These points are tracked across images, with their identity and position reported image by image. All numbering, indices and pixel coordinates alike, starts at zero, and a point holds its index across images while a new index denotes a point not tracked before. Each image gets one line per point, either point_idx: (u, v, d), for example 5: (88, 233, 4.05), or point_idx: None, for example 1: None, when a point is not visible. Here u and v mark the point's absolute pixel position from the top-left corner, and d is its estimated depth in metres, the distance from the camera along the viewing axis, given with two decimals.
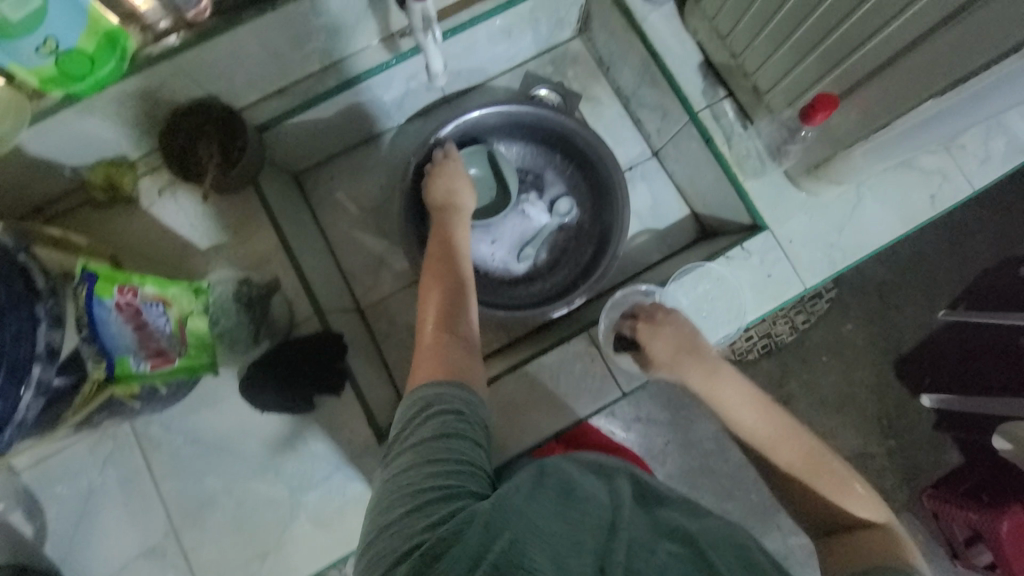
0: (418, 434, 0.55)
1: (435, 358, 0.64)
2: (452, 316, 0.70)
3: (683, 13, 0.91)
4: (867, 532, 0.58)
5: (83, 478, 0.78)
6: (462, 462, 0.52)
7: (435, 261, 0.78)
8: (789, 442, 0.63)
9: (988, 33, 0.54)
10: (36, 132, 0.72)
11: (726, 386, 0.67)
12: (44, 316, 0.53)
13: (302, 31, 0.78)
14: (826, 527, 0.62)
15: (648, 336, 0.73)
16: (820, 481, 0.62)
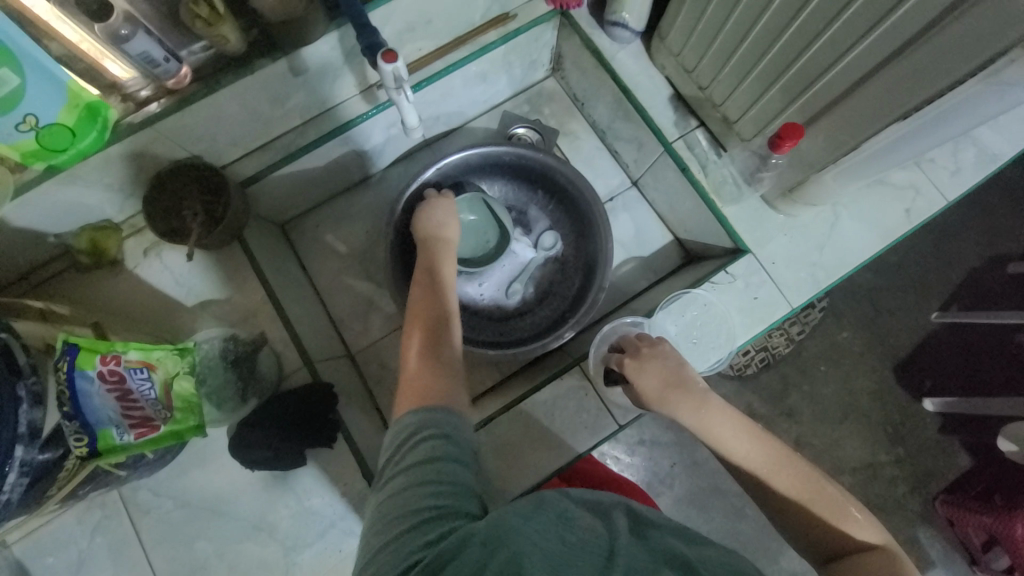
0: (407, 459, 0.53)
1: (417, 387, 0.62)
2: (436, 343, 0.69)
3: (650, 50, 0.95)
4: (866, 556, 0.57)
5: (70, 551, 0.76)
6: (454, 486, 0.51)
7: (420, 289, 0.77)
8: (782, 465, 0.62)
9: (936, 65, 0.56)
10: (19, 205, 0.73)
11: (716, 417, 0.65)
12: (26, 396, 0.52)
13: (281, 90, 0.81)
14: (825, 553, 0.60)
15: (635, 371, 0.71)
16: (817, 505, 0.60)
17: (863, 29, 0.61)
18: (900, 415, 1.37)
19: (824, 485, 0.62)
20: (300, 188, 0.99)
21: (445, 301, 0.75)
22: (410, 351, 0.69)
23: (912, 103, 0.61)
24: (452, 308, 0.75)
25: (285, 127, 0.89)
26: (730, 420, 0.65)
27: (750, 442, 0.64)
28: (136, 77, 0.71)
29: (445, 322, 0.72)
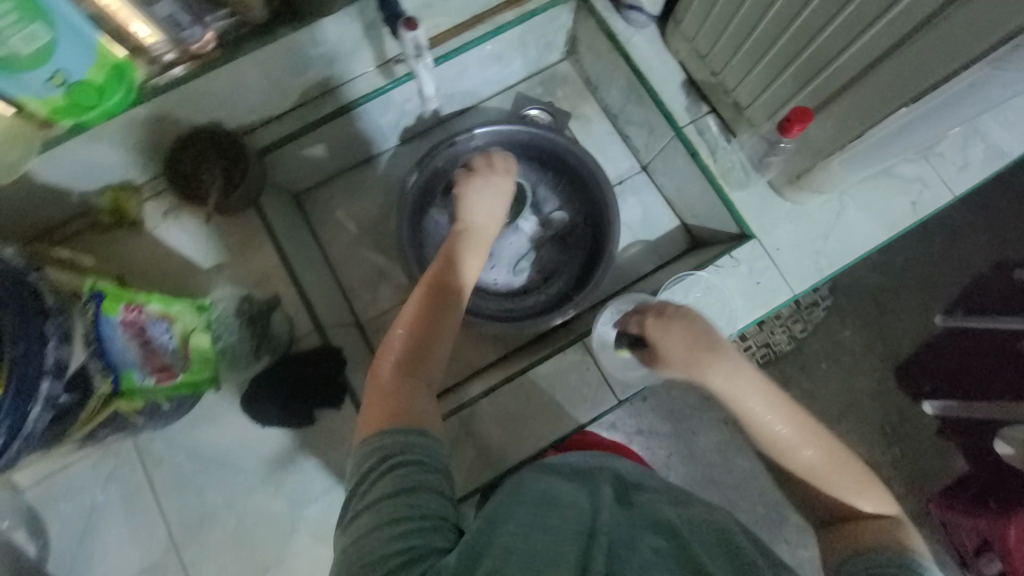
0: (375, 491, 0.51)
1: (390, 402, 0.60)
2: (422, 354, 0.67)
3: (664, 35, 0.96)
4: (871, 524, 0.59)
5: (86, 495, 0.80)
6: (426, 516, 0.50)
7: (422, 285, 0.73)
8: (803, 437, 0.63)
9: (942, 53, 0.58)
10: (45, 160, 0.75)
11: (748, 383, 0.64)
12: (54, 333, 0.54)
13: (301, 59, 0.83)
14: (831, 516, 0.62)
15: (659, 333, 0.67)
16: (831, 476, 0.62)
17: (876, 12, 0.62)
18: (899, 414, 1.38)
19: (842, 456, 0.63)
20: (315, 160, 1.01)
21: (447, 306, 0.71)
22: (392, 352, 0.67)
23: (918, 88, 0.62)
24: (453, 314, 0.71)
25: (301, 99, 0.91)
26: (759, 388, 0.64)
27: (776, 410, 0.63)
28: (161, 41, 0.71)
29: (439, 330, 0.69)
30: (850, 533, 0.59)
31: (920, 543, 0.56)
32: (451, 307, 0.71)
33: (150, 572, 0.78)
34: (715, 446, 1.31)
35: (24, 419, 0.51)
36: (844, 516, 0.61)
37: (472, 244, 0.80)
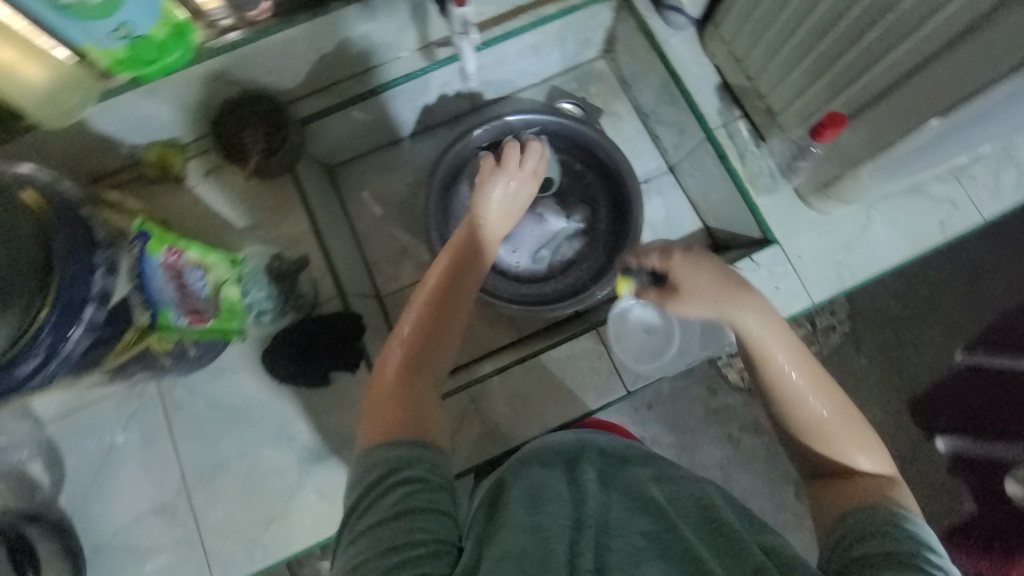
0: (376, 512, 0.47)
1: (393, 411, 0.56)
2: (430, 356, 0.64)
3: (703, 38, 0.97)
4: (867, 483, 0.53)
5: (108, 433, 0.83)
6: (431, 539, 0.46)
7: (433, 281, 0.69)
8: (811, 385, 0.58)
9: (980, 62, 0.58)
10: (102, 109, 0.79)
11: (767, 325, 0.61)
12: (102, 264, 0.57)
13: (350, 34, 0.86)
14: (823, 473, 0.57)
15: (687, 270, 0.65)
16: (831, 430, 0.57)
17: (918, 19, 0.63)
18: (911, 447, 1.35)
19: (847, 414, 0.58)
20: (351, 136, 1.04)
21: (457, 306, 0.68)
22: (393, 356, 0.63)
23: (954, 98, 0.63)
24: (462, 314, 0.69)
25: (344, 74, 0.94)
26: (778, 333, 0.61)
27: (792, 355, 0.59)
28: (220, 6, 0.77)
29: (448, 331, 0.66)
30: (844, 489, 0.54)
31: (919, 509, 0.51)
32: (461, 308, 0.68)
33: (159, 513, 0.81)
34: (717, 461, 1.29)
35: (65, 338, 0.54)
36: (836, 473, 0.56)
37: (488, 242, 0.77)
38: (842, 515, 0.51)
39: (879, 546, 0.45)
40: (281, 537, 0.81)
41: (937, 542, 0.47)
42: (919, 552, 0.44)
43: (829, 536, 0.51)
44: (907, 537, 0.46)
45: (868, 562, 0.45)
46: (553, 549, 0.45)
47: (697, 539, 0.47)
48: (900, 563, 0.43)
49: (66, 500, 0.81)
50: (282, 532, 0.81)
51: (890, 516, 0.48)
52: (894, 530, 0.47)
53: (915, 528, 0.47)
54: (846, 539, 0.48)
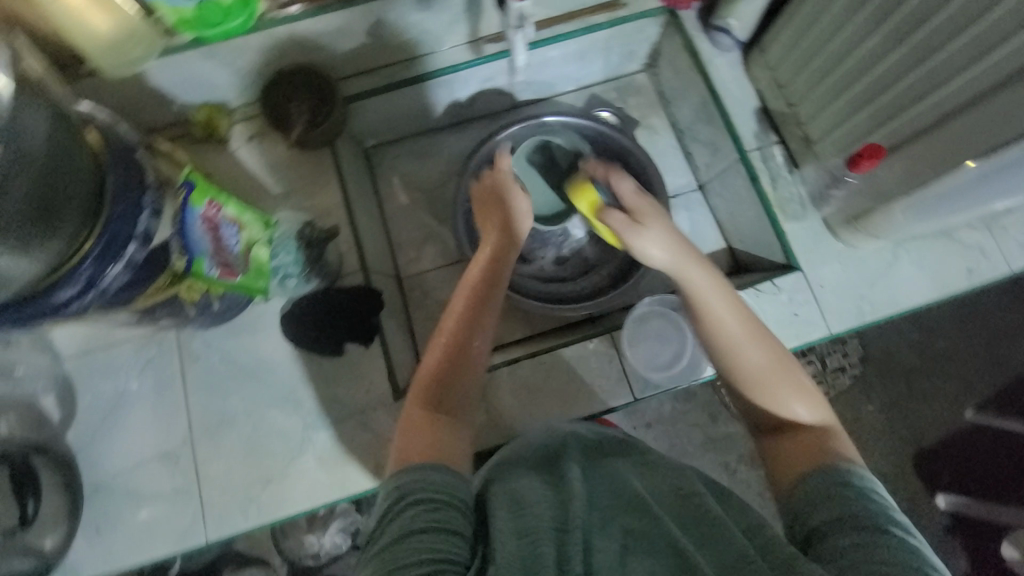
0: (384, 536, 0.48)
1: (423, 436, 0.59)
2: (454, 376, 0.66)
3: (747, 61, 0.99)
4: (809, 434, 0.59)
5: (123, 375, 0.86)
6: (434, 558, 0.45)
7: (460, 303, 0.72)
8: (751, 339, 0.63)
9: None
10: (162, 65, 0.82)
11: (711, 282, 0.67)
12: (149, 206, 0.59)
13: (404, 20, 0.89)
14: (772, 430, 0.61)
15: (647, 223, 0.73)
16: (770, 382, 0.62)
17: (972, 57, 0.64)
18: (912, 500, 1.32)
19: (787, 367, 0.63)
20: (391, 119, 1.07)
21: (482, 326, 0.70)
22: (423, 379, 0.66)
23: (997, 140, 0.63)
24: (486, 334, 0.71)
25: (394, 59, 0.97)
26: (721, 291, 0.67)
27: (734, 311, 0.65)
28: None
29: (471, 352, 0.68)
30: (792, 445, 0.58)
31: (853, 449, 0.57)
32: (485, 329, 0.70)
33: (162, 459, 0.83)
34: None
35: (105, 273, 0.56)
36: (784, 429, 0.60)
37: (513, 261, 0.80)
38: (797, 476, 0.55)
39: (835, 511, 0.49)
40: (277, 499, 0.82)
41: (873, 478, 0.52)
42: (866, 502, 0.49)
43: (788, 503, 0.54)
44: (853, 490, 0.50)
45: (829, 528, 0.48)
46: (544, 553, 0.45)
47: (679, 529, 0.48)
48: (856, 521, 0.47)
49: (74, 436, 0.83)
50: (279, 493, 0.82)
51: (836, 473, 0.52)
52: (841, 486, 0.51)
53: (856, 476, 0.52)
54: (804, 507, 0.51)
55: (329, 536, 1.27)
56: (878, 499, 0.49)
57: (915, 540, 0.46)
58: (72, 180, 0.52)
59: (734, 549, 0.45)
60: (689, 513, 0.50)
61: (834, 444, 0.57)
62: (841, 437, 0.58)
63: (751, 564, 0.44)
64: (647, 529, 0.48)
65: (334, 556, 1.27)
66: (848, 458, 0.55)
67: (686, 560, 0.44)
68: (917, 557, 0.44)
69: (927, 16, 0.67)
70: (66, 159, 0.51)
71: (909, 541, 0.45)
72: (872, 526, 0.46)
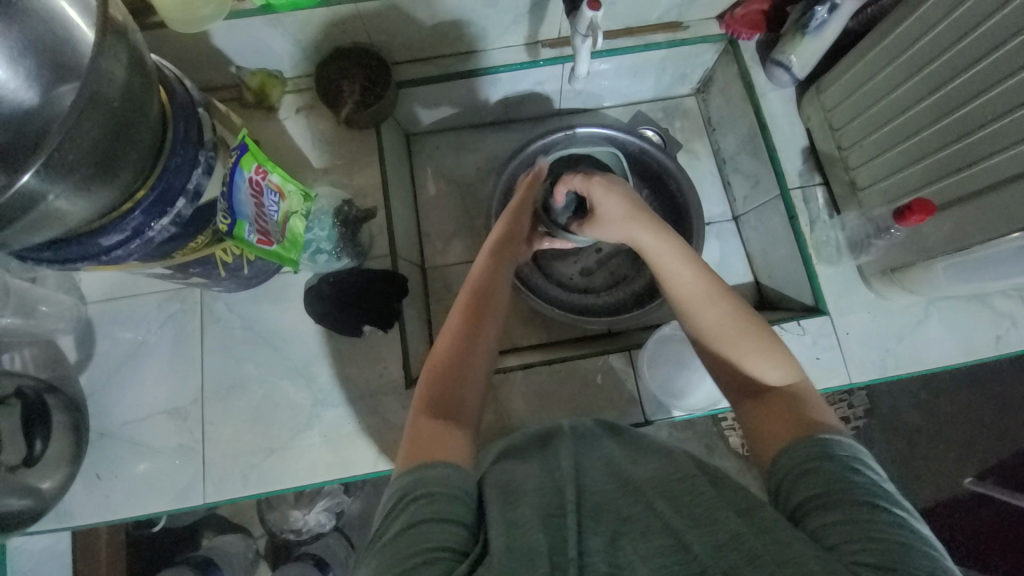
0: (389, 531, 0.46)
1: (428, 437, 0.55)
2: (454, 374, 0.62)
3: (801, 100, 0.98)
4: (778, 396, 0.56)
5: (144, 326, 0.86)
6: (437, 546, 0.44)
7: (462, 301, 0.70)
8: (703, 298, 0.64)
9: None
10: (227, 28, 0.84)
11: (668, 247, 0.70)
12: (203, 163, 0.60)
13: (466, 15, 0.89)
14: (739, 394, 0.59)
15: (601, 195, 0.77)
16: (726, 340, 0.61)
17: None
18: None
19: (752, 329, 0.61)
20: (437, 110, 1.07)
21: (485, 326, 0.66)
22: (427, 380, 0.62)
23: None
24: (489, 336, 0.66)
25: (449, 51, 0.98)
26: (679, 256, 0.68)
27: (693, 273, 0.67)
28: None
29: (473, 354, 0.64)
30: (758, 408, 0.56)
31: (825, 408, 0.54)
32: (489, 328, 0.67)
33: (169, 415, 0.83)
34: None
35: (152, 224, 0.57)
36: (752, 392, 0.58)
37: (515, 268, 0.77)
38: (773, 445, 0.52)
39: (817, 487, 0.46)
40: (277, 470, 0.82)
41: (853, 440, 0.50)
42: (850, 475, 0.46)
43: (770, 476, 0.51)
44: (836, 463, 0.47)
45: (813, 506, 0.45)
46: (536, 540, 0.44)
47: (672, 512, 0.46)
48: (841, 498, 0.44)
49: (87, 380, 0.84)
50: (280, 464, 0.82)
51: (813, 443, 0.49)
52: (822, 459, 0.47)
53: (836, 442, 0.49)
54: (785, 480, 0.49)
55: (314, 514, 1.26)
56: (861, 468, 0.47)
57: (900, 510, 0.44)
58: (139, 129, 0.52)
59: (723, 529, 0.43)
60: (679, 493, 0.49)
61: (802, 404, 0.55)
62: (812, 397, 0.56)
63: (742, 543, 0.42)
64: (643, 516, 0.47)
65: (316, 535, 1.27)
66: (820, 421, 0.52)
67: (683, 544, 0.43)
68: (906, 533, 0.41)
69: (999, 79, 0.66)
70: (140, 106, 0.51)
71: (896, 514, 0.43)
72: (858, 503, 0.43)
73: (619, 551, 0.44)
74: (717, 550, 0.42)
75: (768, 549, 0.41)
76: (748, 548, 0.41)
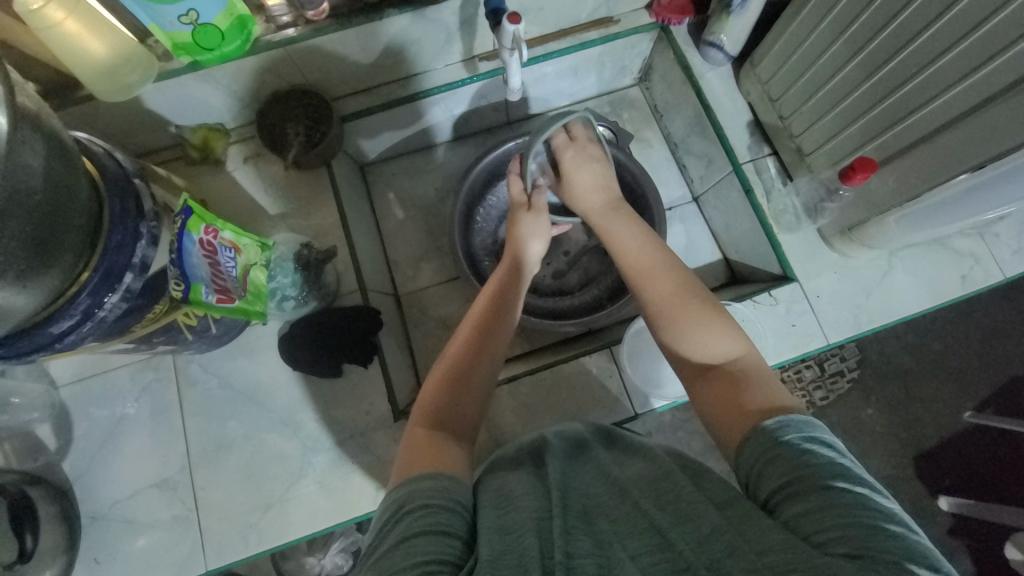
0: (383, 544, 0.45)
1: (430, 450, 0.55)
2: (458, 388, 0.63)
3: (739, 76, 1.01)
4: (729, 371, 0.58)
5: (121, 401, 0.85)
6: (430, 557, 0.42)
7: (479, 306, 0.70)
8: (653, 271, 0.68)
9: (1000, 129, 0.61)
10: (159, 91, 0.83)
11: (628, 226, 0.76)
12: (146, 234, 0.60)
13: (399, 43, 0.89)
14: (689, 373, 0.61)
15: (574, 167, 0.84)
16: (680, 313, 0.63)
17: (963, 73, 0.63)
18: (914, 503, 1.32)
19: (704, 302, 0.64)
20: (387, 138, 1.07)
21: (499, 340, 0.67)
22: (426, 401, 0.63)
23: (977, 159, 0.65)
24: (501, 351, 0.66)
25: (388, 78, 0.98)
26: (638, 232, 0.75)
27: (646, 251, 0.71)
28: (281, 3, 0.78)
29: (476, 369, 0.64)
30: (707, 387, 0.58)
31: (767, 380, 0.56)
32: (502, 338, 0.67)
33: (159, 487, 0.81)
34: None
35: (101, 303, 0.56)
36: (700, 369, 0.60)
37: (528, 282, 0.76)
38: (733, 428, 0.53)
39: (781, 476, 0.46)
40: (276, 525, 0.81)
41: (809, 418, 0.50)
42: (809, 458, 0.46)
43: (736, 464, 0.51)
44: (794, 447, 0.47)
45: (782, 497, 0.45)
46: (527, 544, 0.43)
47: (656, 509, 0.47)
48: (805, 484, 0.44)
49: (70, 465, 0.82)
50: (279, 518, 0.81)
51: (769, 427, 0.50)
52: (781, 446, 0.48)
53: (788, 424, 0.49)
54: (751, 471, 0.49)
55: (330, 557, 1.24)
56: (818, 448, 0.47)
57: (865, 488, 0.44)
58: (71, 211, 0.51)
59: (705, 523, 0.44)
60: (663, 491, 0.50)
61: (747, 380, 0.56)
62: (762, 372, 0.57)
63: (724, 534, 0.42)
64: (630, 515, 0.48)
65: None
66: (770, 397, 0.54)
67: (668, 540, 0.43)
68: (870, 511, 0.41)
69: (914, 34, 0.68)
70: (68, 189, 0.51)
71: (860, 493, 0.43)
72: (821, 487, 0.43)
73: (608, 552, 0.43)
74: (702, 544, 0.42)
75: (749, 538, 0.42)
76: (730, 538, 0.41)
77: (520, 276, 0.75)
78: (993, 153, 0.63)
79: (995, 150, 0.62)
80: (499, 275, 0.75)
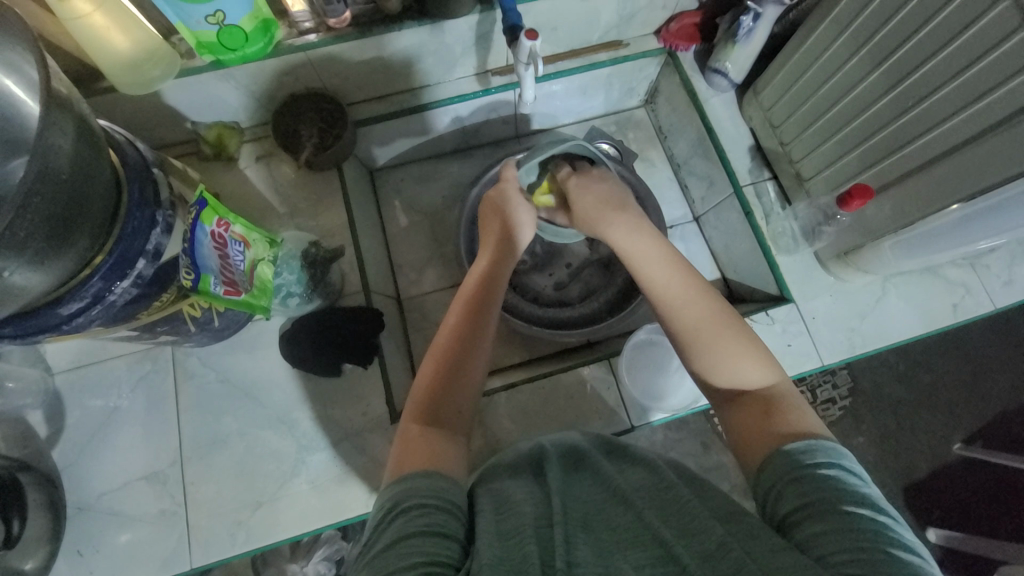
0: (379, 542, 0.45)
1: (425, 448, 0.55)
2: (453, 382, 0.63)
3: (742, 102, 1.04)
4: (761, 396, 0.59)
5: (115, 391, 0.84)
6: (426, 560, 0.42)
7: (468, 290, 0.72)
8: (682, 295, 0.68)
9: (993, 161, 0.63)
10: (177, 88, 0.85)
11: (651, 247, 0.74)
12: (161, 223, 0.60)
13: (417, 54, 0.92)
14: (717, 395, 0.62)
15: (575, 189, 0.85)
16: (712, 334, 0.64)
17: (957, 108, 0.67)
18: None
19: (733, 325, 0.64)
20: (398, 146, 1.10)
21: (487, 324, 0.68)
22: (419, 392, 0.63)
23: (969, 190, 0.68)
24: (488, 338, 0.67)
25: (402, 87, 1.00)
26: (666, 255, 0.73)
27: (675, 274, 0.70)
28: (305, 10, 0.81)
29: (467, 363, 0.64)
30: (737, 410, 0.59)
31: (800, 407, 0.57)
32: (488, 328, 0.68)
33: (149, 480, 0.80)
34: None
35: (112, 288, 0.57)
36: (730, 392, 0.61)
37: (508, 265, 0.76)
38: (756, 448, 0.54)
39: (801, 497, 0.47)
40: (265, 523, 0.80)
41: (833, 445, 0.51)
42: (832, 483, 0.47)
43: (756, 483, 0.52)
44: (818, 471, 0.48)
45: (801, 517, 0.46)
46: (528, 551, 0.43)
47: (658, 521, 0.48)
48: (826, 507, 0.45)
49: (59, 454, 0.81)
50: (269, 517, 0.80)
51: (794, 449, 0.51)
52: (805, 468, 0.49)
53: (815, 447, 0.50)
54: (771, 490, 0.50)
55: (313, 565, 1.21)
56: (841, 474, 0.48)
57: (885, 518, 0.44)
58: (91, 196, 0.52)
59: (709, 538, 0.44)
60: (664, 502, 0.50)
61: (779, 404, 0.57)
62: (791, 398, 0.58)
63: (728, 551, 0.42)
64: (631, 528, 0.48)
65: None
66: (797, 422, 0.54)
67: (671, 554, 0.43)
68: (887, 539, 0.42)
69: (911, 71, 0.71)
70: (91, 173, 0.52)
71: (880, 521, 0.44)
72: (841, 511, 0.44)
73: (608, 563, 0.43)
74: (704, 560, 0.42)
75: (755, 557, 0.42)
76: (734, 556, 0.42)
77: (506, 253, 0.77)
78: (984, 184, 0.66)
79: (987, 181, 0.65)
80: (486, 257, 0.76)
